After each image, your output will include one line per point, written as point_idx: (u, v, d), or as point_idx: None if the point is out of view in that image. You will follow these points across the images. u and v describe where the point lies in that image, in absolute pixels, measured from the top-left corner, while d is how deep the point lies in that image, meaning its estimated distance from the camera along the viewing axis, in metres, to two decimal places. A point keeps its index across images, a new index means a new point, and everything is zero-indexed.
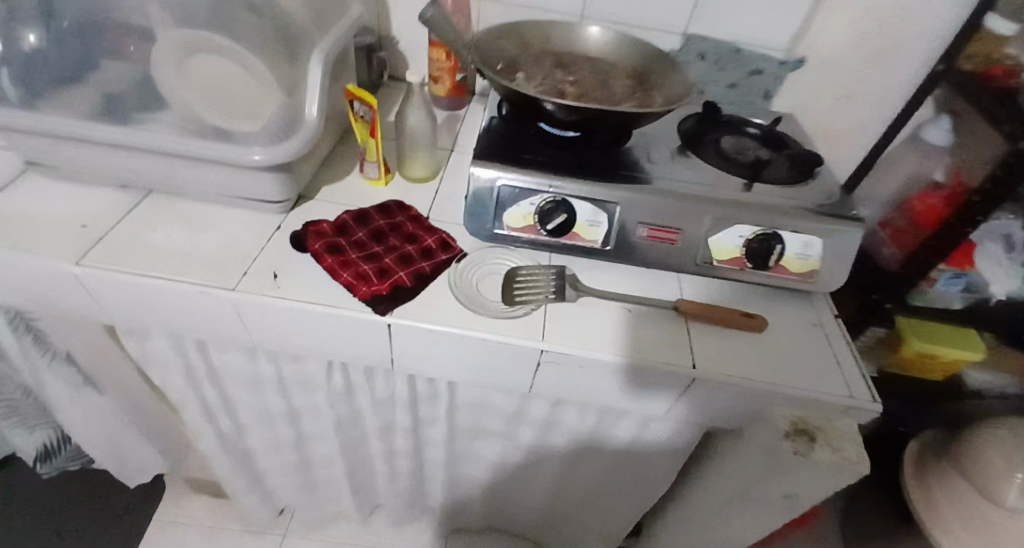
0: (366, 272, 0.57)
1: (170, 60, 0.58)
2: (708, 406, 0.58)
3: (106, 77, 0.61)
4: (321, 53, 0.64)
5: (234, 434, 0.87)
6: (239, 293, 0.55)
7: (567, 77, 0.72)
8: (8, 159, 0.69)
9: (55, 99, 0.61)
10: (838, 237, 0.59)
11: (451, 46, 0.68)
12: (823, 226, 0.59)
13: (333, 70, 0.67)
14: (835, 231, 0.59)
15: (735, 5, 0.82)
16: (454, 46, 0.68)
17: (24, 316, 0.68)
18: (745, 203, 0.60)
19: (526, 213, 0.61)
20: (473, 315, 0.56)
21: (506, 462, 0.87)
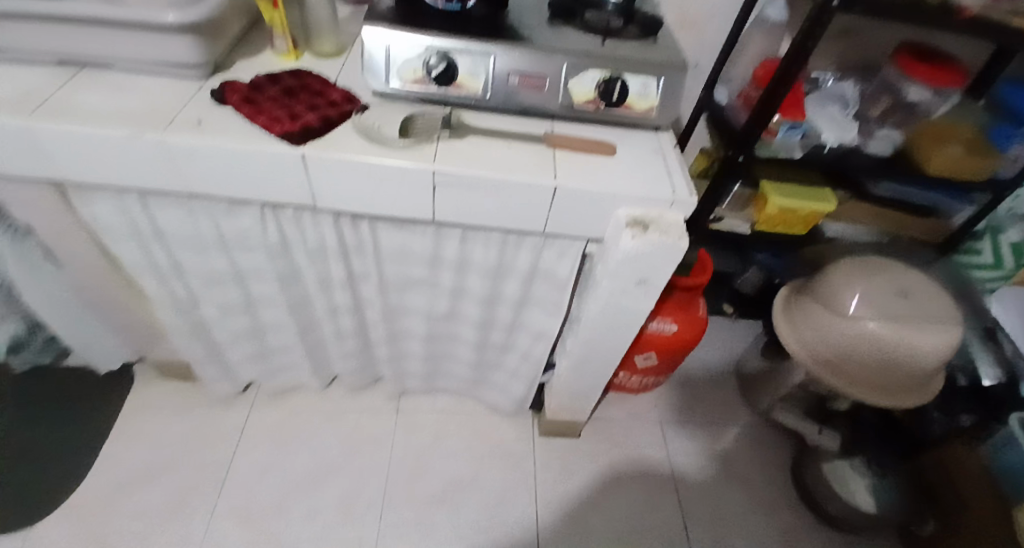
0: (280, 115, 0.68)
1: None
2: (572, 214, 0.72)
3: None
4: None
5: (190, 304, 0.97)
6: (169, 133, 0.64)
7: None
8: None
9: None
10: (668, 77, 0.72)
11: None
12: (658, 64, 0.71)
13: None
14: (670, 71, 0.71)
15: None
16: None
17: None
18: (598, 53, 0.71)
19: (415, 68, 0.71)
20: (372, 148, 0.68)
21: (435, 310, 1.02)
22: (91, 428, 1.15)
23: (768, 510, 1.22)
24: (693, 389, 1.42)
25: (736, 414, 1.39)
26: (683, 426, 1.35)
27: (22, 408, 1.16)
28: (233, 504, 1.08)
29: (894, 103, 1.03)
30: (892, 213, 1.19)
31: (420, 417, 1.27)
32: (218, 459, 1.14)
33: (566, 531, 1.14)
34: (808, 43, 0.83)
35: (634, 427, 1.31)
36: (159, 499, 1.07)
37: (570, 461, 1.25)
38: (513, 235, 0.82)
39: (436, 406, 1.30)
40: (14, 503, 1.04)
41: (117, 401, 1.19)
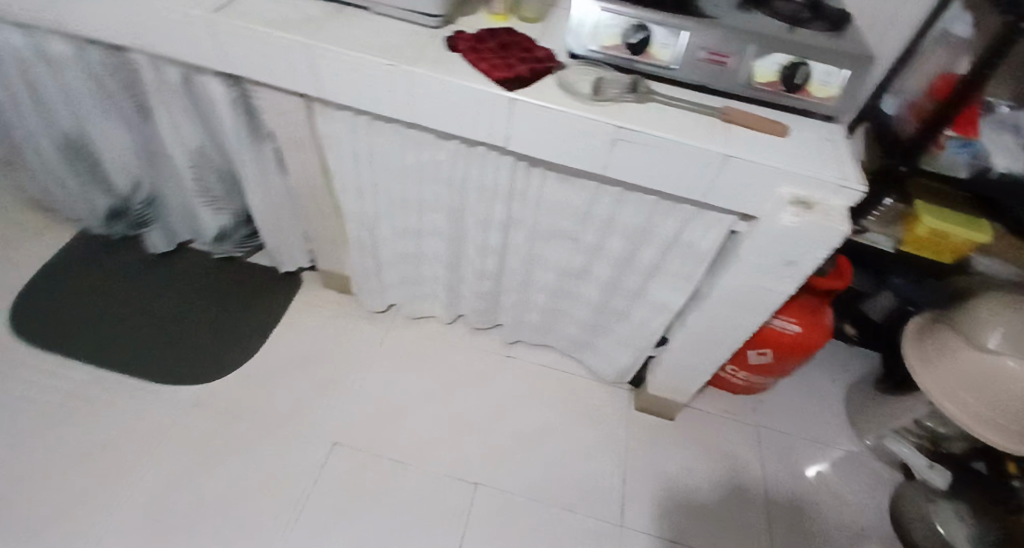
0: (498, 64, 0.79)
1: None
2: (735, 187, 0.77)
3: None
4: None
5: (369, 222, 1.15)
6: (414, 68, 0.79)
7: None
8: None
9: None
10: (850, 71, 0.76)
11: None
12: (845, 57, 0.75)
13: None
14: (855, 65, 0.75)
15: None
16: None
17: (241, 83, 0.94)
18: (788, 39, 0.75)
19: (614, 33, 0.79)
20: (569, 100, 0.78)
21: (570, 265, 1.11)
22: (262, 316, 1.36)
23: (860, 533, 1.20)
24: (796, 404, 1.40)
25: (837, 436, 1.36)
26: (780, 436, 1.33)
27: (212, 288, 1.39)
28: (368, 401, 1.26)
29: None
30: None
31: (528, 366, 1.39)
32: (358, 362, 1.32)
33: (650, 499, 1.20)
34: (993, 62, 0.83)
35: (731, 423, 1.33)
36: (311, 383, 1.26)
37: (662, 438, 1.29)
38: (665, 200, 0.88)
39: (543, 360, 1.41)
40: (203, 360, 1.27)
41: (284, 298, 1.40)
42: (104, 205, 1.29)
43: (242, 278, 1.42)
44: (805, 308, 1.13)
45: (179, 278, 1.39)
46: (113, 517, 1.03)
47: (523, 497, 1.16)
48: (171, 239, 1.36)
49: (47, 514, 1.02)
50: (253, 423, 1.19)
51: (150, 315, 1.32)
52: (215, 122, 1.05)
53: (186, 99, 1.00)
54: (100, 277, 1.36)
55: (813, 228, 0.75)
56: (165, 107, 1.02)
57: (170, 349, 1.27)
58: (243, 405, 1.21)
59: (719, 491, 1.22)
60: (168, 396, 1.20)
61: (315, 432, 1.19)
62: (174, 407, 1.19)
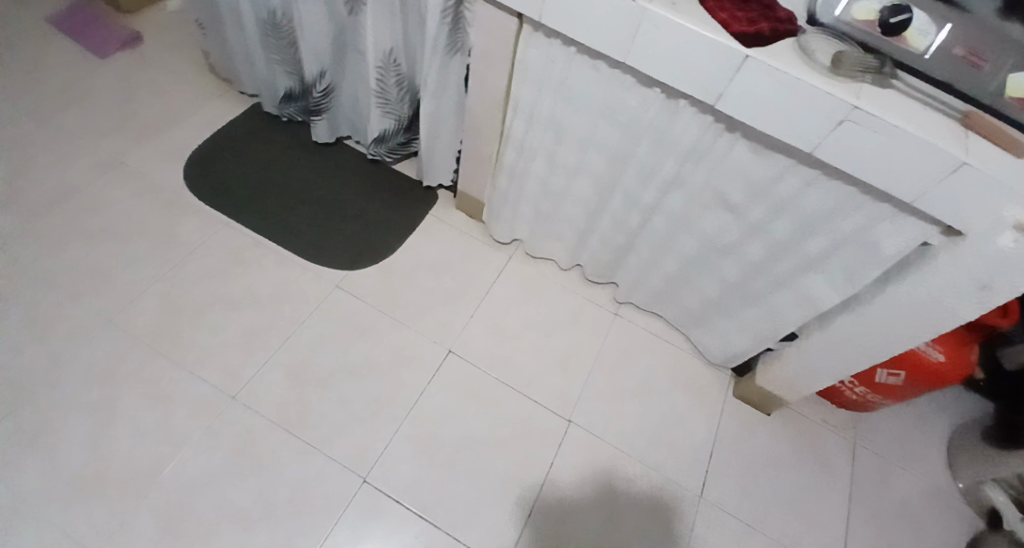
0: (738, 17, 0.78)
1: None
2: (956, 196, 0.73)
3: None
4: None
5: (530, 152, 1.17)
6: (652, 5, 0.77)
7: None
8: None
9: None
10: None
11: None
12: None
13: None
14: None
15: None
16: None
17: None
18: None
19: (873, 10, 0.76)
20: (805, 70, 0.74)
21: (720, 239, 1.10)
22: (400, 220, 1.43)
23: None
24: (901, 431, 1.36)
25: (935, 474, 1.31)
26: (876, 458, 1.31)
27: (359, 184, 1.46)
28: (484, 321, 1.32)
29: None
30: None
31: (635, 327, 1.41)
32: (479, 284, 1.38)
33: (734, 482, 1.21)
34: None
35: (828, 432, 1.32)
36: (436, 292, 1.33)
37: (755, 428, 1.30)
38: (864, 193, 0.85)
39: (650, 326, 1.42)
40: (346, 248, 1.36)
41: (421, 208, 1.46)
42: (285, 87, 1.40)
43: (387, 181, 1.48)
44: (953, 339, 1.10)
45: (331, 167, 1.48)
46: (264, 364, 1.17)
47: (613, 446, 1.21)
48: (333, 132, 1.47)
49: (209, 350, 1.17)
50: (380, 315, 1.28)
51: (303, 194, 1.42)
52: (414, 27, 1.12)
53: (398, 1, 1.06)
54: (267, 154, 1.46)
55: None
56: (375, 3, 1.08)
57: (317, 230, 1.37)
58: (374, 298, 1.30)
59: (804, 492, 1.23)
60: (314, 273, 1.31)
61: (435, 337, 1.27)
62: (317, 285, 1.29)
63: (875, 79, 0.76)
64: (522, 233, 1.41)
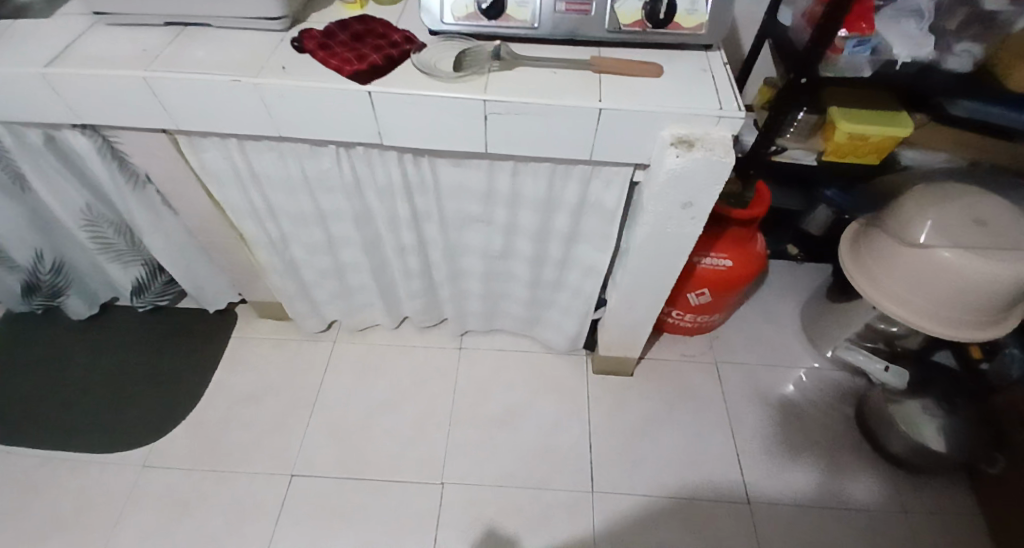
0: (349, 57, 0.76)
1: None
2: (618, 137, 0.75)
3: None
4: None
5: (280, 242, 1.09)
6: (260, 78, 0.75)
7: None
8: (72, 16, 0.87)
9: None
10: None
11: None
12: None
13: None
14: None
15: None
16: None
17: (94, 128, 0.89)
18: None
19: (466, 3, 0.76)
20: (431, 81, 0.75)
21: (493, 247, 1.07)
22: (200, 359, 1.32)
23: (829, 449, 1.21)
24: (756, 329, 1.39)
25: (798, 354, 1.35)
26: (739, 367, 1.33)
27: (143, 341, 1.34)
28: (324, 422, 1.23)
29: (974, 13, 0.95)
30: (972, 139, 1.11)
31: (483, 354, 1.35)
32: (310, 386, 1.28)
33: (622, 462, 1.18)
34: None
35: (690, 365, 1.33)
36: (262, 420, 1.23)
37: (624, 395, 1.28)
38: (559, 165, 0.86)
39: (497, 345, 1.36)
40: (147, 417, 1.24)
41: (219, 338, 1.36)
42: (15, 283, 1.23)
43: (173, 324, 1.38)
44: (736, 240, 1.12)
45: (107, 337, 1.35)
46: None
47: (493, 485, 1.14)
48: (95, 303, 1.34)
49: None
50: (205, 471, 1.16)
51: (84, 379, 1.29)
52: (91, 176, 1.01)
53: (55, 160, 0.95)
54: (31, 355, 1.32)
55: (698, 165, 0.73)
56: (33, 171, 0.96)
57: (107, 411, 1.24)
58: (194, 456, 1.18)
59: (687, 435, 1.22)
60: (118, 458, 1.18)
61: (272, 466, 1.16)
62: (123, 468, 1.16)
63: (500, 65, 0.77)
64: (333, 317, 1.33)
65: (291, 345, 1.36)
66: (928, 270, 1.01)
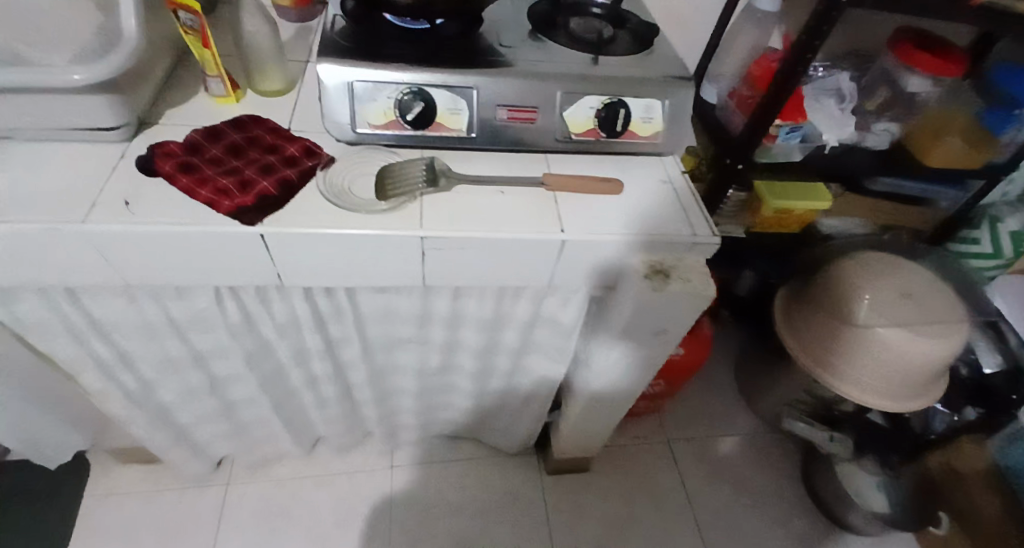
0: (226, 186, 0.57)
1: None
2: (582, 263, 0.63)
3: None
4: None
5: (146, 391, 0.83)
6: (91, 224, 0.52)
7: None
8: None
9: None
10: (671, 96, 0.66)
11: None
12: (656, 96, 0.66)
13: None
14: (670, 90, 0.66)
15: None
16: None
17: None
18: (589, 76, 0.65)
19: (386, 109, 0.62)
20: (348, 214, 0.58)
21: (427, 366, 0.91)
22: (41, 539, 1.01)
23: (786, 519, 1.18)
24: (698, 400, 1.35)
25: (742, 421, 1.32)
26: (691, 444, 1.27)
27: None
28: None
29: (894, 94, 0.99)
30: (884, 207, 1.16)
31: (417, 471, 1.17)
32: None
33: None
34: (814, 45, 0.76)
35: (643, 449, 1.25)
36: None
37: (580, 497, 1.16)
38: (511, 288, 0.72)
39: (431, 457, 1.19)
40: None
41: (65, 505, 1.05)
42: None
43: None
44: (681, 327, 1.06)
45: None
46: None
47: None
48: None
49: None
50: None
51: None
52: None
53: None
54: None
55: (673, 299, 0.62)
56: None
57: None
58: None
59: (651, 535, 1.13)
60: None
61: None
62: None
63: (433, 183, 0.61)
64: (224, 454, 1.08)
65: (170, 496, 1.08)
66: (870, 351, 1.00)
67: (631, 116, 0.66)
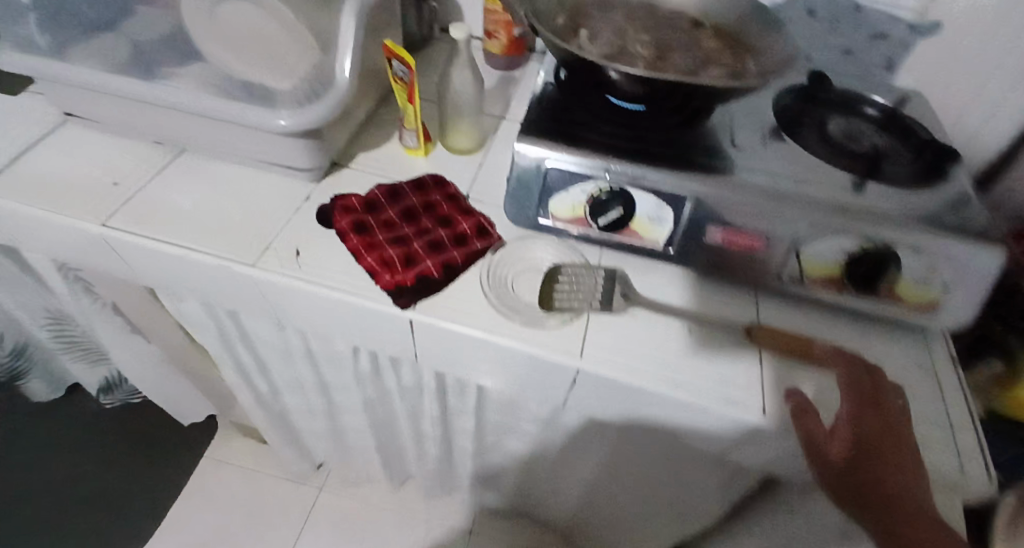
0: (391, 258, 0.51)
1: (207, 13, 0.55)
2: (775, 453, 0.48)
3: (141, 26, 0.56)
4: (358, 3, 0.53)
5: (269, 397, 0.83)
6: (259, 271, 0.50)
7: (671, 46, 0.58)
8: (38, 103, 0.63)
9: (71, 50, 0.55)
10: (968, 257, 0.48)
11: None
12: (942, 255, 0.48)
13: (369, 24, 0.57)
14: (967, 250, 0.47)
15: None
16: None
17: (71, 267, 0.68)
18: (849, 208, 0.50)
19: (576, 203, 0.53)
20: (505, 321, 0.49)
21: (541, 463, 0.79)
22: (157, 484, 1.07)
23: None
24: None
25: None
26: None
27: (94, 446, 1.09)
28: None
29: None
30: None
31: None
32: None
33: None
34: None
35: None
36: None
37: None
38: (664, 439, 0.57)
39: (518, 538, 1.07)
40: None
41: (185, 458, 1.11)
42: None
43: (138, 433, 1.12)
44: None
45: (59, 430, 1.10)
46: None
47: None
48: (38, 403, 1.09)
49: None
50: None
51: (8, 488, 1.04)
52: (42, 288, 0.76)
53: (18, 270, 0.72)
54: None
55: None
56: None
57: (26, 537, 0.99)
58: None
59: None
60: None
61: None
62: None
63: (610, 299, 0.51)
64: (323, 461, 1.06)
65: (268, 483, 1.10)
66: None
67: (900, 272, 0.50)
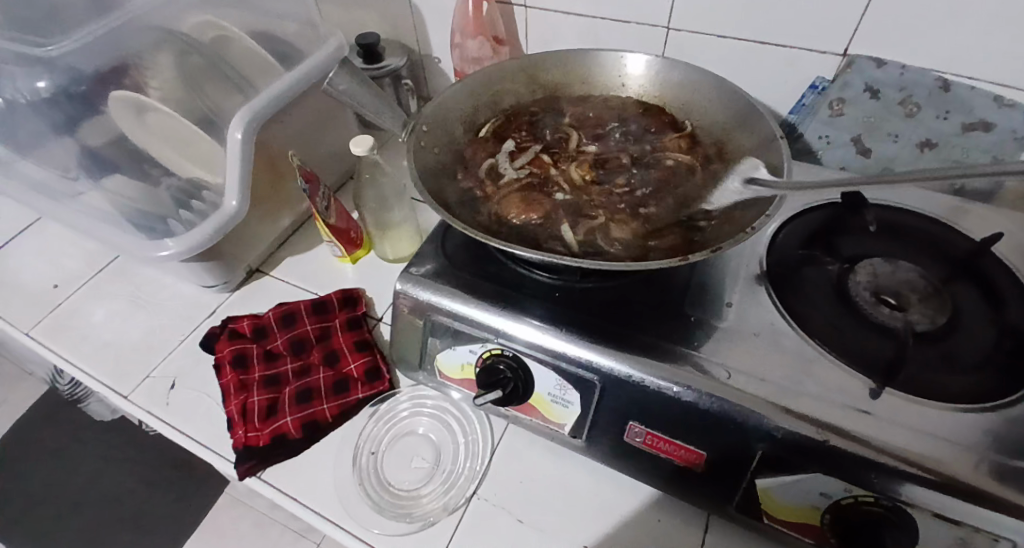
0: (253, 407, 0.45)
1: (125, 118, 0.51)
2: None
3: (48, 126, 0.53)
4: (246, 117, 0.49)
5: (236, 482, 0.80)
6: (129, 404, 0.47)
7: (622, 160, 0.44)
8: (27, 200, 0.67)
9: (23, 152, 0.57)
10: None
11: (384, 127, 0.42)
12: (978, 530, 0.30)
13: (276, 133, 0.53)
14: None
15: (932, 12, 0.43)
16: (385, 125, 0.42)
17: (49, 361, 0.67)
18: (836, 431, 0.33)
19: (465, 362, 0.42)
20: (359, 507, 0.40)
21: None
22: (180, 514, 1.02)
23: None
24: None
25: None
26: None
27: (125, 469, 1.07)
28: None
29: None
30: None
31: None
32: None
33: None
34: None
35: None
36: None
37: None
38: None
39: None
40: None
41: (206, 494, 1.04)
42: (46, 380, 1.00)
43: (158, 465, 1.08)
44: None
45: (91, 460, 1.08)
46: None
47: None
48: (84, 423, 1.12)
49: None
50: None
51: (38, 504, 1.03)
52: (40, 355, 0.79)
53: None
54: None
55: None
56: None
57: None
58: None
59: None
60: None
61: None
62: None
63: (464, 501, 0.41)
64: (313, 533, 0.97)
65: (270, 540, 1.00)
66: None
67: (919, 545, 0.32)
